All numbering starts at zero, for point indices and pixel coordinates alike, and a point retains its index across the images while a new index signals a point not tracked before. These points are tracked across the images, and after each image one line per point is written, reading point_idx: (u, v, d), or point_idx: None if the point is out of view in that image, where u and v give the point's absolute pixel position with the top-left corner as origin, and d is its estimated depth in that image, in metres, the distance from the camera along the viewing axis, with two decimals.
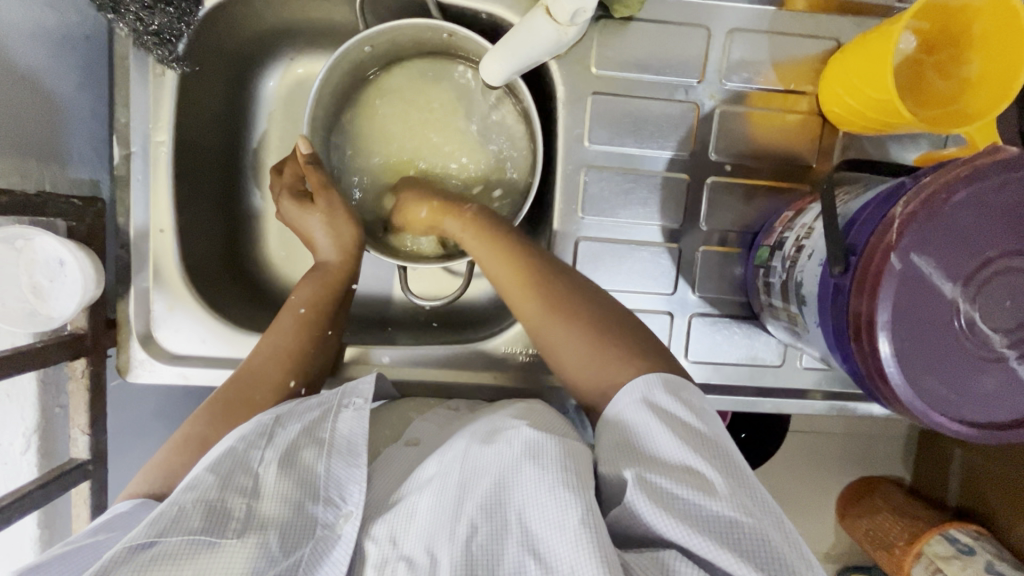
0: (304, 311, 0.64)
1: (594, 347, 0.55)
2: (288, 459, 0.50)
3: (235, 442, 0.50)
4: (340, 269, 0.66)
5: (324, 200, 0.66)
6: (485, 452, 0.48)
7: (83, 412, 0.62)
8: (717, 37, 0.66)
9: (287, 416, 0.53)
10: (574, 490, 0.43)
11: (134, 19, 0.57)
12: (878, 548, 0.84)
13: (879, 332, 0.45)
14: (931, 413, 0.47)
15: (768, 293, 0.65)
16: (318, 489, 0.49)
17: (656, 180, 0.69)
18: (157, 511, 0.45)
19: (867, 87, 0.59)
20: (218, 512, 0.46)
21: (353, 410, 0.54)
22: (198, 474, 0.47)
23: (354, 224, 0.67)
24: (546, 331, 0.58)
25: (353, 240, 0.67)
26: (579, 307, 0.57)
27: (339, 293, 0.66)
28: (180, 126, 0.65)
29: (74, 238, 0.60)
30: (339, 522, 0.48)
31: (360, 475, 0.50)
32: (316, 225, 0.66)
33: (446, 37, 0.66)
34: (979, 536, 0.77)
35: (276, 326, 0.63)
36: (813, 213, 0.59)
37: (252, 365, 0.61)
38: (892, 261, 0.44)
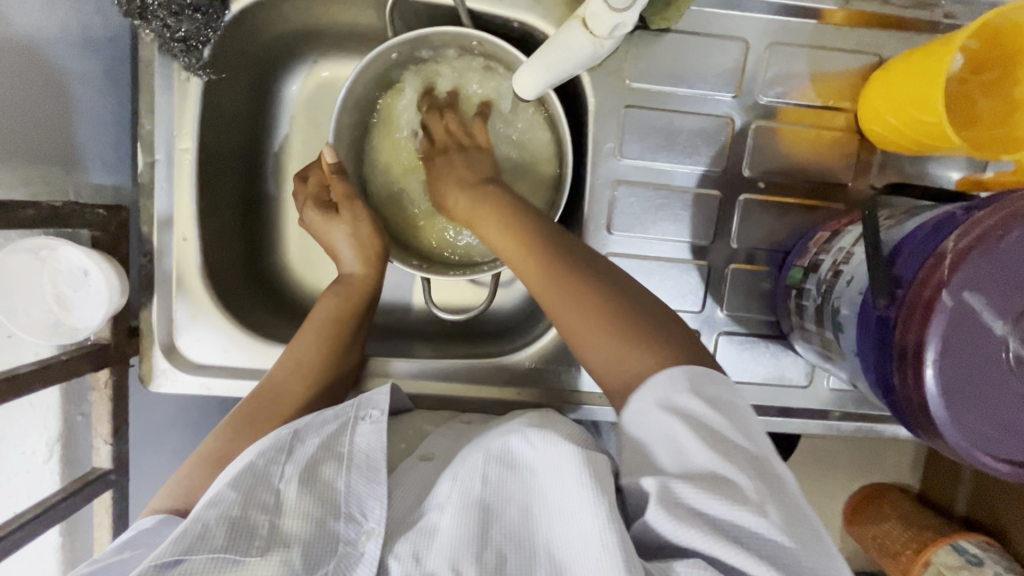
0: (324, 326, 0.63)
1: (635, 350, 0.50)
2: (308, 475, 0.49)
3: (254, 457, 0.50)
4: (365, 281, 0.66)
5: (349, 212, 0.65)
6: (508, 476, 0.47)
7: (106, 421, 0.63)
8: (755, 50, 0.64)
9: (304, 430, 0.53)
10: (594, 510, 0.42)
11: (162, 26, 0.57)
12: (884, 556, 0.84)
13: (925, 370, 0.44)
14: (976, 453, 0.45)
15: (800, 315, 0.63)
16: (339, 505, 0.48)
17: (687, 197, 0.67)
18: (182, 528, 0.45)
19: (914, 108, 0.57)
20: (242, 529, 0.46)
21: (370, 423, 0.53)
22: (219, 490, 0.47)
23: (377, 234, 0.66)
24: (563, 308, 0.53)
25: (377, 250, 0.66)
26: (613, 304, 0.52)
27: (363, 306, 0.65)
28: (203, 134, 0.63)
29: (99, 248, 0.59)
30: (361, 540, 0.46)
31: (380, 491, 0.49)
32: (341, 236, 0.65)
33: (476, 44, 0.64)
34: (987, 547, 0.77)
35: (300, 339, 0.63)
36: (851, 236, 0.58)
37: (276, 378, 0.61)
38: (943, 298, 0.43)
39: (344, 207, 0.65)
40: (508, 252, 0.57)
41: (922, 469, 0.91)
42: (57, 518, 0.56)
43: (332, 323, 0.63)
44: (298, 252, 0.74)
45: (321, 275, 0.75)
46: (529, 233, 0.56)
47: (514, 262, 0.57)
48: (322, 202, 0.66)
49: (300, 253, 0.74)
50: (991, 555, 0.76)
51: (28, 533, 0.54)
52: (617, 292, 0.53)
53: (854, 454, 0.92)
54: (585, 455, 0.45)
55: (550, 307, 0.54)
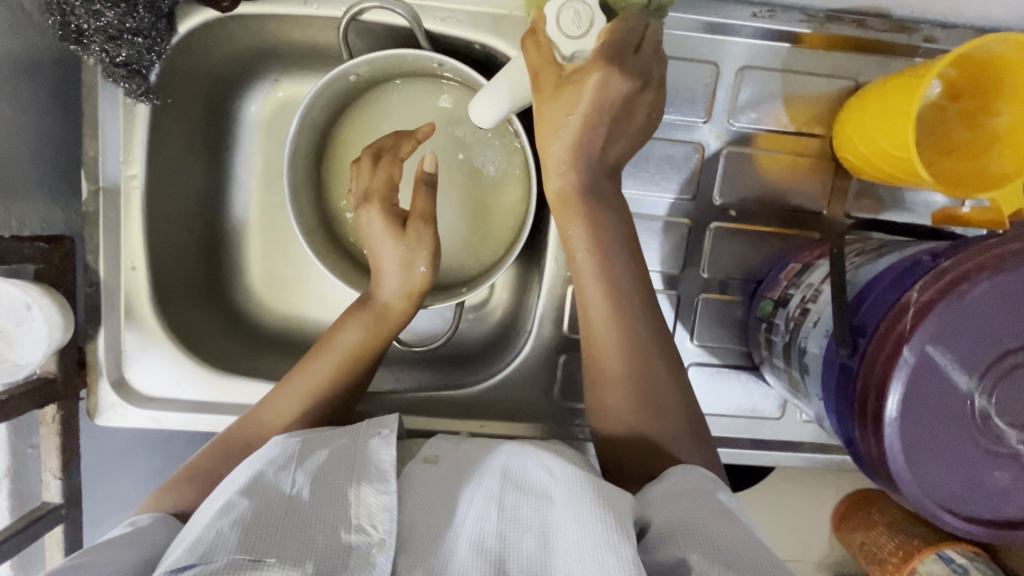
0: (346, 359, 0.59)
1: (643, 415, 0.52)
2: (320, 482, 0.46)
3: (263, 466, 0.47)
4: (394, 316, 0.61)
5: (413, 235, 0.60)
6: (523, 504, 0.45)
7: (55, 456, 0.61)
8: (726, 74, 0.62)
9: (314, 440, 0.50)
10: (616, 552, 0.39)
11: (100, 52, 0.53)
12: (871, 563, 0.78)
13: (886, 425, 0.42)
14: (939, 511, 0.44)
15: (769, 349, 0.61)
16: (348, 514, 0.44)
17: (656, 225, 0.65)
18: (195, 536, 0.42)
19: (885, 139, 0.55)
20: (255, 535, 0.42)
21: (380, 438, 0.50)
22: (233, 497, 0.44)
23: (428, 273, 0.61)
24: (607, 352, 0.54)
25: (421, 289, 0.61)
26: (656, 386, 0.53)
27: (385, 343, 0.61)
28: (153, 160, 0.61)
29: (41, 281, 0.57)
30: (372, 552, 0.42)
31: (391, 501, 0.45)
32: (390, 258, 0.60)
33: (436, 66, 0.62)
34: (975, 556, 0.74)
35: (318, 366, 0.58)
36: (820, 272, 0.56)
37: (277, 405, 0.57)
38: (905, 354, 0.41)
39: (415, 225, 0.60)
40: (579, 245, 0.55)
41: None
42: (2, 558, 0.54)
43: (353, 356, 0.59)
44: (261, 274, 0.72)
45: (286, 299, 0.72)
46: (610, 253, 0.54)
47: (575, 254, 0.55)
48: (392, 210, 0.61)
49: (263, 275, 0.72)
50: (977, 564, 0.73)
51: None
52: (675, 383, 0.53)
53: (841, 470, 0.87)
54: (601, 483, 0.44)
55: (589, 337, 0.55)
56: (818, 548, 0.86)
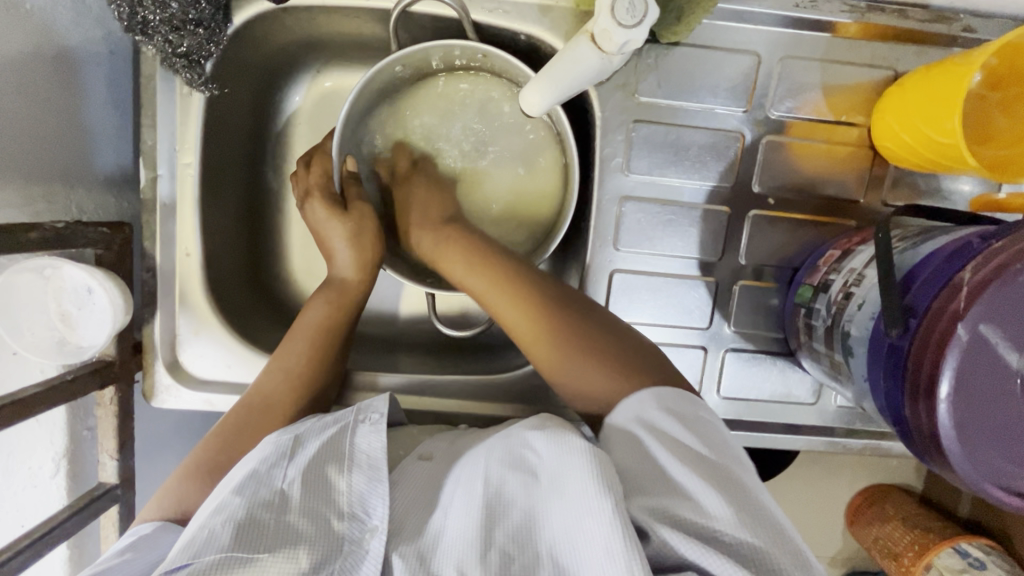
0: (315, 331, 0.63)
1: (596, 375, 0.53)
2: (312, 476, 0.47)
3: (256, 464, 0.48)
4: (354, 287, 0.65)
5: (357, 211, 0.65)
6: (507, 478, 0.46)
7: (112, 437, 0.62)
8: (766, 64, 0.63)
9: (306, 433, 0.51)
10: (601, 517, 0.40)
11: (163, 42, 0.55)
12: (887, 557, 0.80)
13: (939, 402, 0.43)
14: (989, 488, 0.45)
15: (809, 334, 0.63)
16: (340, 505, 0.46)
17: (695, 213, 0.66)
18: (189, 535, 0.43)
19: (927, 126, 0.56)
20: (248, 528, 0.43)
21: (369, 425, 0.52)
22: (224, 497, 0.45)
23: (377, 243, 0.66)
24: (555, 355, 0.55)
25: (373, 256, 0.65)
26: (615, 355, 0.54)
27: (351, 314, 0.65)
28: (207, 147, 0.63)
29: (103, 265, 0.58)
30: (365, 538, 0.45)
31: (383, 489, 0.47)
32: (338, 237, 0.64)
33: (482, 57, 0.63)
34: (990, 550, 0.75)
35: (291, 346, 0.62)
36: (863, 257, 0.57)
37: (259, 394, 0.59)
38: (959, 331, 0.42)
39: (358, 203, 0.66)
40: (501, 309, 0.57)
41: (927, 473, 0.89)
42: (65, 536, 0.56)
43: (319, 329, 0.63)
44: (302, 262, 0.74)
45: None
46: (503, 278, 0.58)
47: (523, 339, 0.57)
48: (334, 197, 0.65)
49: (303, 262, 0.74)
50: (993, 558, 0.74)
51: (35, 553, 0.54)
52: (603, 333, 0.55)
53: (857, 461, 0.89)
54: (592, 451, 0.44)
55: (539, 360, 0.57)
56: (835, 540, 0.89)
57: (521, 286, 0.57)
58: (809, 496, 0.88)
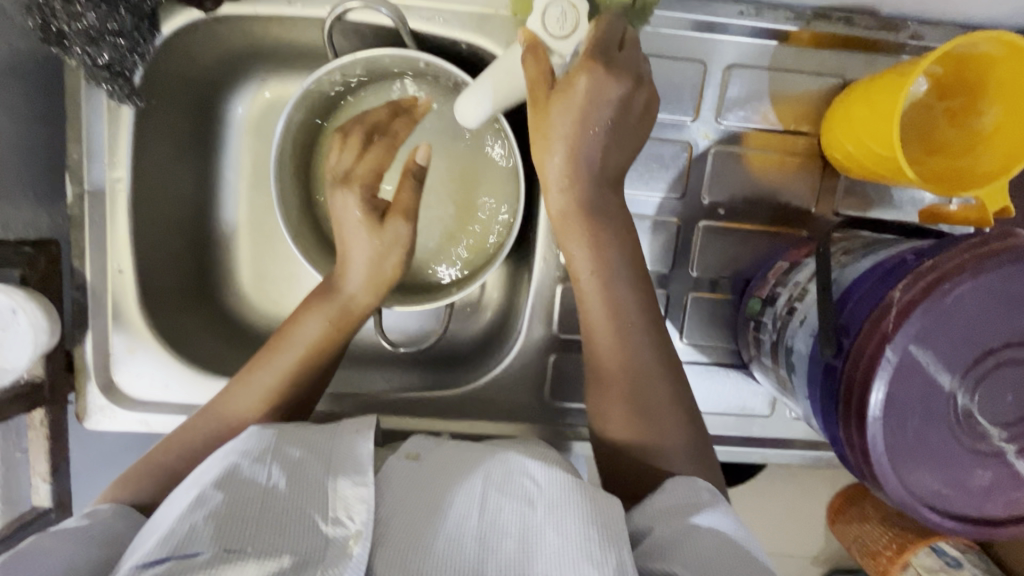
0: (308, 349, 0.59)
1: (635, 428, 0.54)
2: (297, 473, 0.46)
3: (237, 458, 0.46)
4: (358, 311, 0.61)
5: (392, 232, 0.60)
6: (504, 503, 0.45)
7: (44, 460, 0.61)
8: (714, 72, 0.62)
9: (292, 434, 0.49)
10: (602, 567, 0.41)
11: (82, 55, 0.53)
12: (863, 556, 0.77)
13: (869, 424, 0.42)
14: (921, 508, 0.44)
15: (758, 348, 0.62)
16: (326, 506, 0.45)
17: (646, 224, 0.65)
18: (167, 530, 0.41)
19: (869, 138, 0.55)
20: (230, 527, 0.42)
21: (355, 431, 0.51)
22: (205, 491, 0.43)
23: (399, 268, 0.61)
24: (605, 367, 0.55)
25: (390, 281, 0.61)
26: (654, 416, 0.54)
27: (349, 334, 0.61)
28: (138, 161, 0.61)
29: (27, 285, 0.56)
30: (349, 544, 0.43)
31: (368, 493, 0.45)
32: (362, 248, 0.60)
33: (422, 66, 0.61)
34: (964, 549, 0.76)
35: (281, 360, 0.58)
36: (807, 271, 0.56)
37: (239, 400, 0.57)
38: (888, 353, 0.41)
39: (393, 219, 0.60)
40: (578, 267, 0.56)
41: None
42: None
43: (316, 348, 0.59)
44: (252, 273, 0.72)
45: (274, 298, 0.72)
46: (607, 250, 0.55)
47: (580, 275, 0.55)
48: (374, 202, 0.61)
49: (250, 276, 0.72)
50: (968, 557, 0.76)
51: None
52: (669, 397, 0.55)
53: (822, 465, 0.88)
54: (598, 499, 0.45)
55: (590, 337, 0.56)
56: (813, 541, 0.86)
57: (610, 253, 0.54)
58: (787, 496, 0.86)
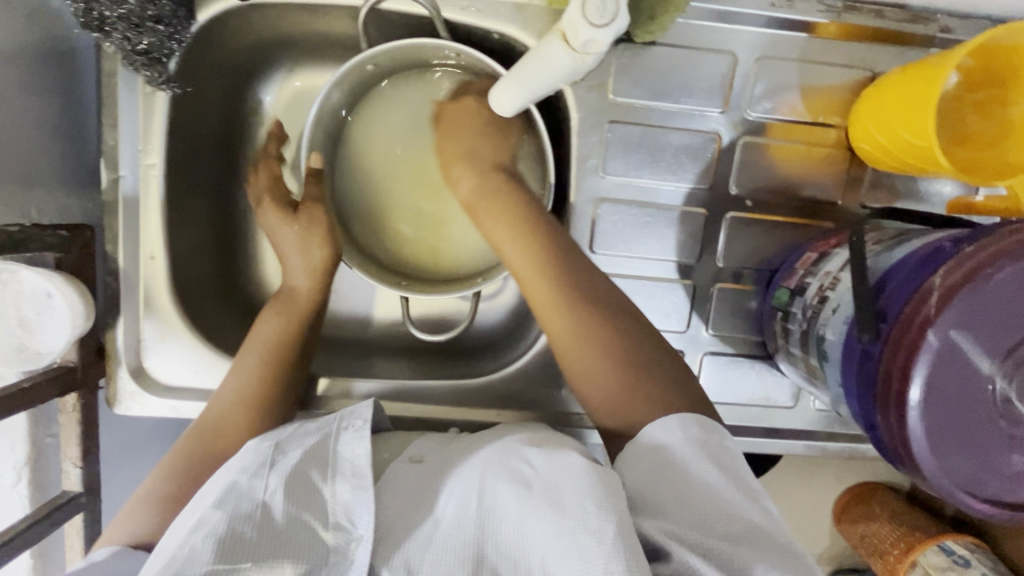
0: (266, 345, 0.61)
1: (611, 380, 0.52)
2: (295, 485, 0.47)
3: (236, 476, 0.48)
4: (305, 295, 0.63)
5: (310, 214, 0.63)
6: (499, 489, 0.46)
7: (75, 445, 0.61)
8: (744, 63, 0.62)
9: (287, 441, 0.51)
10: (599, 538, 0.40)
11: (122, 39, 0.53)
12: (872, 555, 0.79)
13: (908, 408, 0.43)
14: (958, 492, 0.44)
15: (786, 338, 0.62)
16: (327, 514, 0.46)
17: (673, 215, 0.65)
18: (170, 555, 0.43)
19: (902, 129, 0.56)
20: (232, 543, 0.43)
21: (353, 432, 0.52)
22: (205, 512, 0.45)
23: (329, 243, 0.64)
24: (563, 336, 0.55)
25: (326, 262, 0.64)
26: (625, 359, 0.53)
27: (306, 324, 0.63)
28: (171, 147, 0.61)
29: (62, 270, 0.57)
30: (351, 548, 0.45)
31: (368, 496, 0.47)
32: (288, 245, 0.63)
33: (453, 55, 0.62)
34: (974, 547, 0.75)
35: (244, 362, 0.60)
36: (838, 260, 0.56)
37: (211, 419, 0.58)
38: (930, 337, 0.41)
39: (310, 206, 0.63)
40: (515, 259, 0.58)
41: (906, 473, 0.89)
42: (22, 548, 0.54)
43: (273, 343, 0.61)
44: (275, 264, 0.72)
45: None
46: (536, 241, 0.58)
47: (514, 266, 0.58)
48: (287, 203, 0.64)
49: (277, 266, 0.72)
50: (978, 556, 0.74)
51: None
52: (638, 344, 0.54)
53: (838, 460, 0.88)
54: (599, 471, 0.45)
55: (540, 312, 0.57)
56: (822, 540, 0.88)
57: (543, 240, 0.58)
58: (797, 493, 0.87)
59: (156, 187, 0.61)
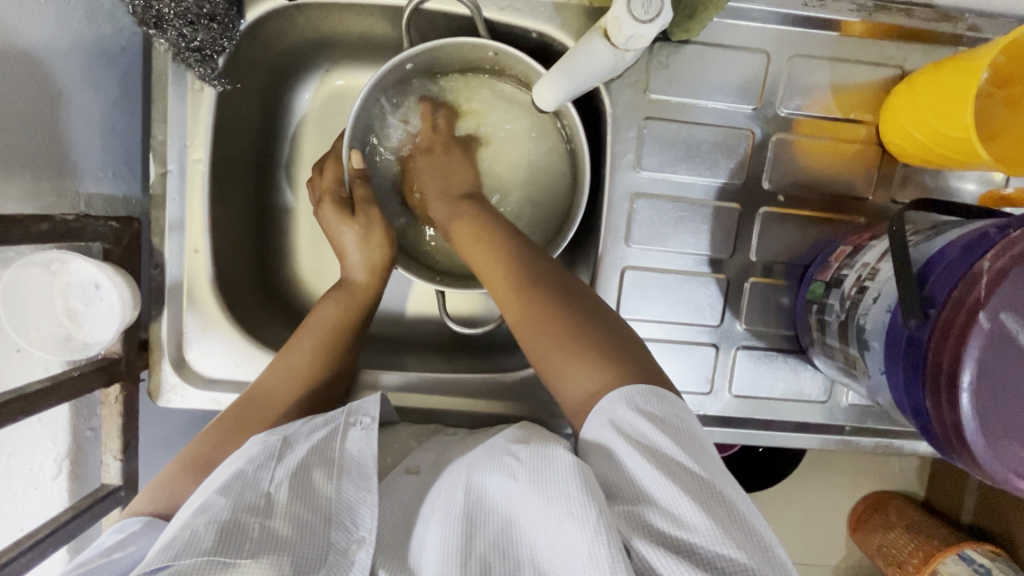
0: (323, 331, 0.62)
1: (557, 351, 0.53)
2: (298, 482, 0.48)
3: (243, 464, 0.49)
4: (364, 289, 0.65)
5: (366, 214, 0.64)
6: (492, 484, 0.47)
7: (116, 437, 0.61)
8: (776, 61, 0.64)
9: (295, 435, 0.52)
10: (581, 523, 0.41)
11: (177, 36, 0.55)
12: (889, 564, 0.80)
13: (961, 391, 0.43)
14: (1011, 478, 0.44)
15: (822, 331, 0.62)
16: (331, 515, 0.47)
17: (706, 210, 0.66)
18: (171, 536, 0.43)
19: (937, 122, 0.57)
20: (233, 532, 0.44)
21: (360, 428, 0.53)
22: (209, 498, 0.46)
23: (387, 243, 0.65)
24: (518, 324, 0.56)
25: (383, 262, 0.65)
26: (572, 333, 0.53)
27: (362, 314, 0.65)
28: (216, 142, 0.62)
29: (111, 261, 0.57)
30: (351, 548, 0.46)
31: (371, 499, 0.48)
32: (350, 239, 0.64)
33: (492, 55, 0.63)
34: (996, 556, 0.74)
35: (298, 348, 0.62)
36: (875, 252, 0.57)
37: (263, 391, 0.60)
38: (981, 320, 0.42)
39: (365, 207, 0.64)
40: (472, 250, 0.61)
41: (926, 475, 0.89)
42: (68, 539, 0.54)
43: (330, 330, 0.63)
44: (308, 262, 0.73)
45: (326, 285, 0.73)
46: (493, 237, 0.60)
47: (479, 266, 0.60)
48: (342, 201, 0.65)
49: (310, 264, 0.73)
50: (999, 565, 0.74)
51: (37, 555, 0.51)
52: (591, 320, 0.54)
53: (860, 462, 0.88)
54: (575, 464, 0.44)
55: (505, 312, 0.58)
56: (837, 550, 0.89)
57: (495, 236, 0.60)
58: (813, 500, 0.88)
59: (200, 181, 0.62)
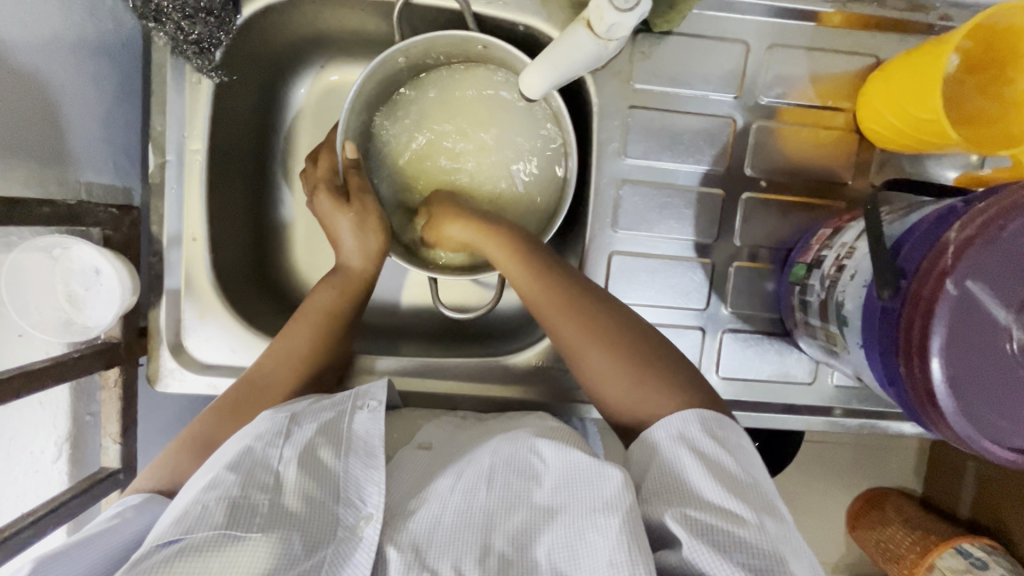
0: (318, 316, 0.64)
1: (619, 373, 0.56)
2: (308, 459, 0.49)
3: (252, 441, 0.49)
4: (360, 276, 0.66)
5: (360, 203, 0.66)
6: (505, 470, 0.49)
7: (115, 420, 0.62)
8: (755, 51, 0.66)
9: (302, 414, 0.52)
10: (604, 526, 0.43)
11: (176, 29, 0.57)
12: (888, 560, 0.82)
13: (931, 356, 0.44)
14: (983, 442, 0.46)
15: (805, 311, 0.64)
16: (339, 489, 0.48)
17: (691, 196, 0.68)
18: (182, 510, 0.44)
19: (911, 106, 0.59)
20: (243, 507, 0.45)
21: (367, 411, 0.53)
22: (218, 473, 0.46)
23: (382, 230, 0.67)
24: (573, 344, 0.59)
25: (380, 250, 0.67)
26: (633, 358, 0.56)
27: (357, 301, 0.66)
28: (213, 134, 0.64)
29: (111, 246, 0.59)
30: (360, 524, 0.46)
31: (379, 476, 0.48)
32: (344, 227, 0.65)
33: (481, 48, 0.65)
34: (993, 550, 0.75)
35: (295, 332, 0.63)
36: (853, 231, 0.59)
37: (260, 374, 0.61)
38: (948, 287, 0.44)
39: (360, 195, 0.66)
40: (510, 271, 0.61)
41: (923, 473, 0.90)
42: (68, 518, 0.55)
43: (326, 315, 0.64)
44: (304, 252, 0.75)
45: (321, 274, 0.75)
46: (536, 262, 0.60)
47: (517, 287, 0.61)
48: (338, 189, 0.66)
49: (306, 254, 0.75)
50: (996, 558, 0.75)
51: (37, 532, 0.52)
52: (647, 346, 0.57)
53: (850, 449, 0.90)
54: (603, 467, 0.46)
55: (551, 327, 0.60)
56: (835, 548, 0.91)
57: (537, 256, 0.61)
58: (808, 496, 0.90)
59: (197, 170, 0.64)
